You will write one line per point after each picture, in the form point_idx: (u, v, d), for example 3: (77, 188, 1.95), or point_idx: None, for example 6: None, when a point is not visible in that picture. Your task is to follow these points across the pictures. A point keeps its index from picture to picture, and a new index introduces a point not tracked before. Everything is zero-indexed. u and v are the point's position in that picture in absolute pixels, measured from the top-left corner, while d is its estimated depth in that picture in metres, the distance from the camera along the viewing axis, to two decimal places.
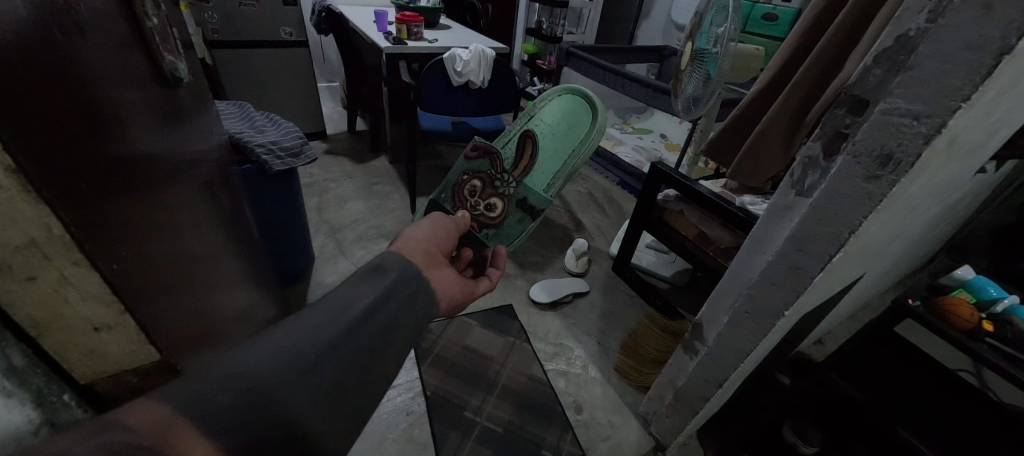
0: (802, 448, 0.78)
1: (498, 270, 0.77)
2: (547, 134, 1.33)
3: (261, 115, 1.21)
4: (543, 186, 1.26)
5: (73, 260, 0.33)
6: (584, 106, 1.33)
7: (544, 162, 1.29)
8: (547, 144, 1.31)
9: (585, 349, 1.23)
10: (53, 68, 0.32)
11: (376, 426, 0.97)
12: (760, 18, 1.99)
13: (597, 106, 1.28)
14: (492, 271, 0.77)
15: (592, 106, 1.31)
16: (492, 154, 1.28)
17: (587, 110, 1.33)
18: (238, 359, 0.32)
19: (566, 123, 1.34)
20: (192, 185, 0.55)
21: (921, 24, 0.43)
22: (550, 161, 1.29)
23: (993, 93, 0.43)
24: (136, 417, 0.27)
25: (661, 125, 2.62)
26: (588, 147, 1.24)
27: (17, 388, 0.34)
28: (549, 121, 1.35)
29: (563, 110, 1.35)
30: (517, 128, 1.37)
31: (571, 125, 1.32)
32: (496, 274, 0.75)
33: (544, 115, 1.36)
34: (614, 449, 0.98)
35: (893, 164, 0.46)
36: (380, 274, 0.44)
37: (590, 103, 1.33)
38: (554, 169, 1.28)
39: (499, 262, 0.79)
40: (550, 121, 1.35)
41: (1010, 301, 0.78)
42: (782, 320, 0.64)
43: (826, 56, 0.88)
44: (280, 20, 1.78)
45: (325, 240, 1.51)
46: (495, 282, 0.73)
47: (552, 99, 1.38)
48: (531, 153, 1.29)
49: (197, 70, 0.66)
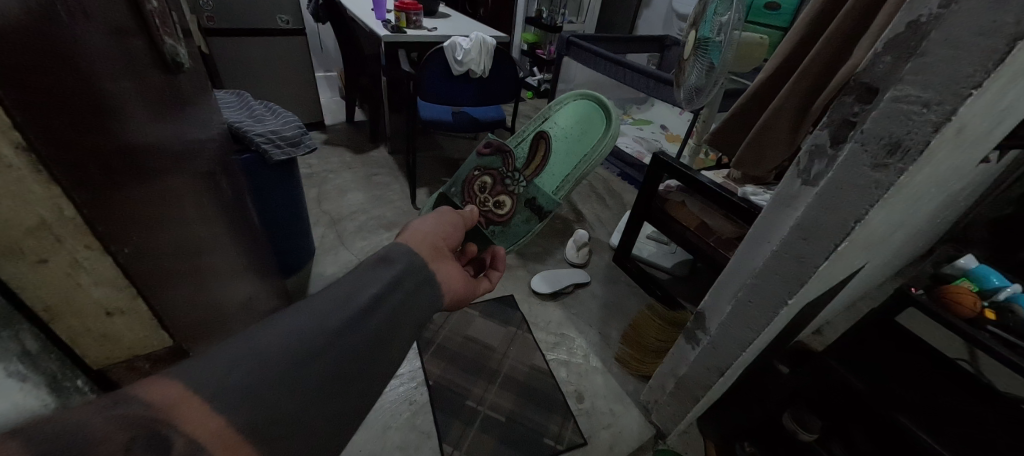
0: (802, 435, 0.80)
1: (498, 270, 0.77)
2: (560, 136, 1.34)
3: (260, 103, 1.19)
4: (553, 187, 1.26)
5: (85, 243, 0.33)
6: (599, 114, 1.33)
7: (555, 165, 1.29)
8: (560, 147, 1.31)
9: (586, 339, 1.23)
10: (56, 46, 0.31)
11: (380, 415, 0.97)
12: (763, 7, 1.97)
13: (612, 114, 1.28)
14: (493, 272, 0.77)
15: (608, 116, 1.31)
16: (504, 152, 1.28)
17: (601, 119, 1.32)
18: (247, 341, 0.32)
19: (579, 128, 1.34)
20: (195, 174, 0.54)
21: (934, 10, 0.42)
22: (560, 164, 1.29)
23: (1003, 82, 0.42)
24: (149, 394, 0.27)
25: (661, 115, 2.61)
26: (599, 155, 1.24)
27: (30, 371, 0.32)
28: (562, 124, 1.35)
29: (578, 115, 1.35)
30: (531, 128, 1.36)
31: (585, 130, 1.32)
32: (497, 275, 0.76)
33: (558, 118, 1.37)
34: (615, 437, 0.99)
35: (901, 151, 0.46)
36: (388, 263, 0.44)
37: (605, 111, 1.32)
38: (564, 173, 1.27)
39: (497, 263, 0.80)
40: (563, 124, 1.35)
41: (1012, 289, 0.81)
42: (785, 308, 0.64)
43: (834, 44, 0.86)
44: (276, 7, 1.75)
45: (325, 230, 1.51)
46: (494, 283, 0.74)
47: (567, 103, 1.38)
48: (543, 155, 1.30)
49: (196, 56, 0.64)
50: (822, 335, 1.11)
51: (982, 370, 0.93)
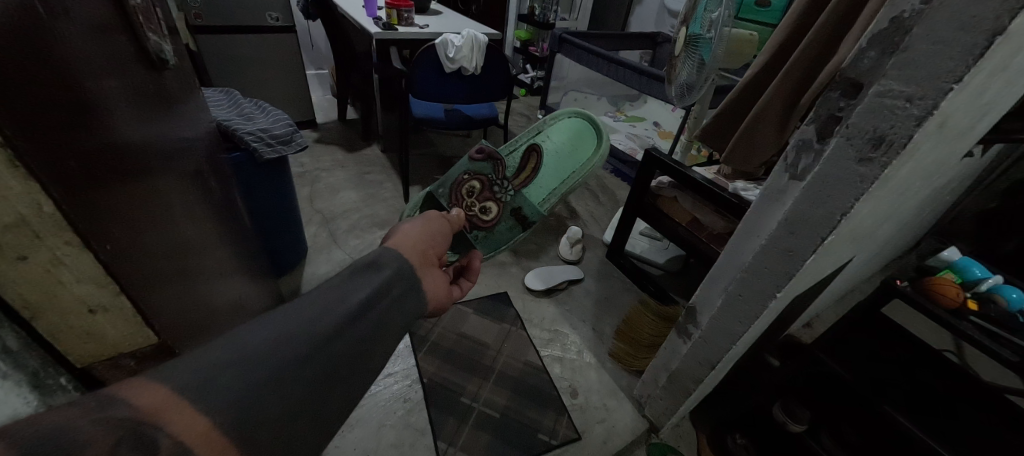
0: (791, 426, 0.78)
1: (470, 281, 0.75)
2: (552, 150, 1.36)
3: (250, 102, 1.18)
4: (539, 199, 1.27)
5: (66, 240, 0.33)
6: (591, 133, 1.39)
7: (544, 178, 1.30)
8: (551, 161, 1.34)
9: (580, 335, 1.24)
10: (37, 42, 0.31)
11: (373, 413, 0.97)
12: (754, 4, 1.98)
13: (604, 136, 1.32)
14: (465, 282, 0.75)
15: (599, 136, 1.36)
16: (496, 159, 1.24)
17: (593, 139, 1.37)
18: (236, 342, 0.32)
19: (570, 145, 1.37)
20: (182, 173, 0.54)
21: (917, 6, 0.43)
22: (549, 177, 1.31)
23: (984, 76, 0.43)
24: (138, 395, 0.27)
25: (654, 112, 2.62)
26: (587, 171, 1.26)
27: (11, 370, 0.33)
28: (556, 139, 1.38)
29: (571, 132, 1.39)
30: (525, 137, 1.38)
31: (576, 147, 1.36)
32: (468, 286, 0.73)
33: (552, 133, 1.40)
34: (608, 432, 1.00)
35: (886, 145, 0.47)
36: (378, 265, 0.45)
37: (598, 132, 1.36)
38: (551, 186, 1.29)
39: (471, 273, 0.78)
40: (557, 139, 1.38)
41: (993, 279, 0.82)
42: (773, 302, 0.65)
43: (820, 41, 0.88)
44: (265, 4, 1.73)
45: (317, 229, 1.50)
46: (465, 292, 0.71)
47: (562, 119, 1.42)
48: (533, 167, 1.30)
49: (183, 53, 0.63)
50: (812, 329, 1.16)
51: (966, 362, 0.97)
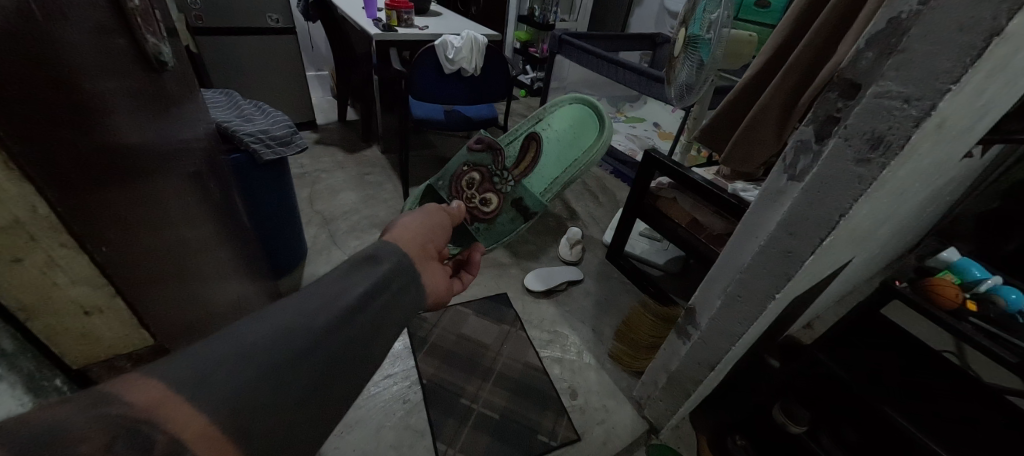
0: (790, 427, 0.77)
1: (471, 274, 0.75)
2: (553, 138, 1.35)
3: (249, 102, 1.19)
4: (540, 189, 1.26)
5: (61, 242, 0.33)
6: (593, 119, 1.38)
7: (545, 167, 1.30)
8: (552, 150, 1.33)
9: (579, 335, 1.24)
10: (33, 42, 0.31)
11: (372, 414, 0.97)
12: (754, 5, 1.98)
13: (607, 123, 1.31)
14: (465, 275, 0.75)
15: (601, 122, 1.35)
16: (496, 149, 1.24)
17: (595, 126, 1.36)
18: (231, 340, 0.31)
19: (572, 133, 1.36)
20: (182, 175, 0.54)
21: (914, 7, 0.42)
22: (550, 167, 1.30)
23: (981, 77, 0.43)
24: (135, 392, 0.26)
25: (654, 113, 2.62)
26: (589, 159, 1.25)
27: (6, 372, 0.34)
28: (557, 127, 1.37)
29: (573, 119, 1.38)
30: (527, 125, 1.36)
31: (577, 136, 1.35)
32: (469, 279, 0.73)
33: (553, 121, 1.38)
34: (607, 433, 1.00)
35: (884, 146, 0.47)
36: (377, 261, 0.44)
37: (600, 118, 1.36)
38: (552, 175, 1.28)
39: (471, 266, 0.78)
40: (558, 127, 1.37)
41: (993, 280, 0.82)
42: (772, 302, 0.65)
43: (819, 41, 0.87)
44: (265, 6, 1.73)
45: (318, 230, 1.51)
46: (466, 286, 0.71)
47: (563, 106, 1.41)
48: (534, 155, 1.30)
49: (182, 55, 0.64)
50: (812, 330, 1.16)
51: (965, 362, 0.97)
